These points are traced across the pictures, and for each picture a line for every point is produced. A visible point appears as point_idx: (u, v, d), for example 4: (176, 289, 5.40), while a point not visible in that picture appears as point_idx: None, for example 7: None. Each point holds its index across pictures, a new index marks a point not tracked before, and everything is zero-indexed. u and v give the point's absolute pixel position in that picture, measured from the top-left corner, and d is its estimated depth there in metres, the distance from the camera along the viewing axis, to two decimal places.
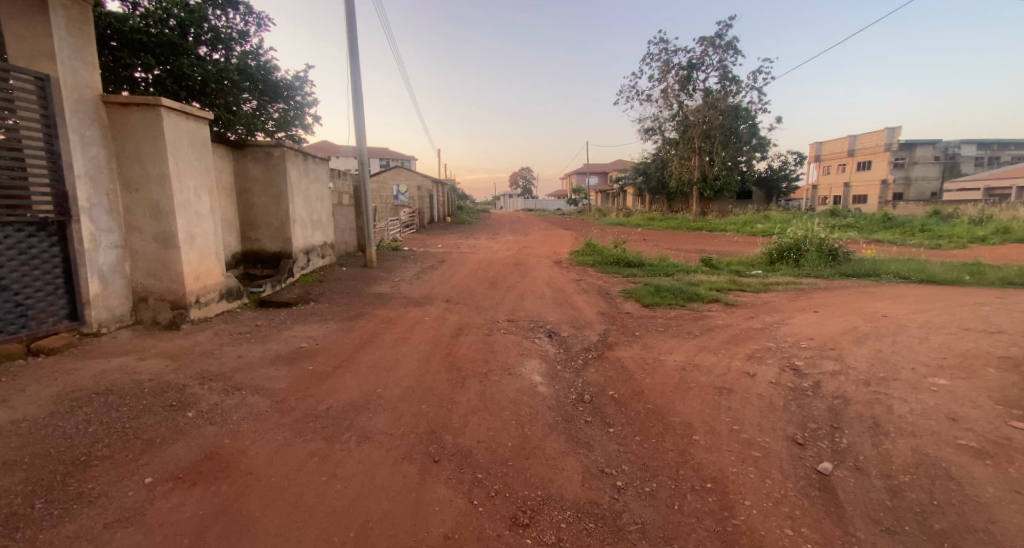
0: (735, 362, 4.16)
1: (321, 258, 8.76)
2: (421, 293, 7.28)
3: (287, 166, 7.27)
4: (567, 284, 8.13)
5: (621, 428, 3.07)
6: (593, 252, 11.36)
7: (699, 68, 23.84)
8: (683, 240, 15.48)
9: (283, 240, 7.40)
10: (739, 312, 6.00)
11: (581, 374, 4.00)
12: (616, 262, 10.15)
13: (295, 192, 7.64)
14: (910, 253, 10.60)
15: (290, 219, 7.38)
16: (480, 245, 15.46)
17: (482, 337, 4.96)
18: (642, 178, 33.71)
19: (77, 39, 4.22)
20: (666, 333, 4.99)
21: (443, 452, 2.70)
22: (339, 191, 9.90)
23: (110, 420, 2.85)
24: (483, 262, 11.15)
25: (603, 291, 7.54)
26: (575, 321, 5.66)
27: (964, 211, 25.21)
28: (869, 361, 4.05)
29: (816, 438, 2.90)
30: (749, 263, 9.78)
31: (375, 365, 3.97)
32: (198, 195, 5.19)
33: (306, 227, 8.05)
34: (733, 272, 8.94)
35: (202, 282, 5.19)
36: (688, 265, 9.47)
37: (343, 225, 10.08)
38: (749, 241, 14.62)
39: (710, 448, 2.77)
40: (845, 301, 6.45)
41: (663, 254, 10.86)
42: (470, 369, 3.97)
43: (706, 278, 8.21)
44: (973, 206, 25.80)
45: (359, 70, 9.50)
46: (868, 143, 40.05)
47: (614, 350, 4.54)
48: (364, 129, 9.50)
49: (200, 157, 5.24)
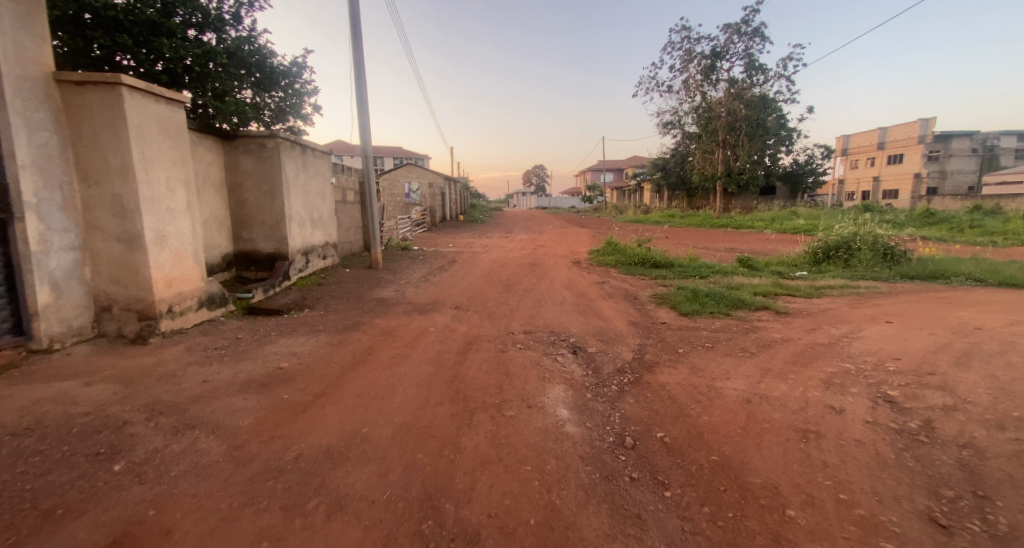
0: (812, 391, 3.33)
1: (323, 259, 8.10)
2: (428, 299, 6.57)
3: (282, 159, 6.68)
4: (589, 288, 7.30)
5: (682, 493, 2.28)
6: (616, 251, 10.51)
7: (724, 57, 22.63)
8: (710, 238, 14.50)
9: (277, 240, 6.77)
10: (796, 322, 5.14)
11: (618, 407, 3.22)
12: (642, 263, 9.29)
13: (292, 188, 7.01)
14: (972, 252, 9.49)
15: (286, 217, 6.74)
16: (494, 243, 14.76)
17: (495, 353, 4.22)
18: (660, 173, 32.46)
19: (20, 6, 3.58)
20: (716, 351, 4.17)
21: (441, 535, 1.94)
22: (344, 187, 9.27)
23: (8, 479, 2.18)
24: (496, 263, 10.40)
25: (631, 296, 6.71)
26: (603, 332, 4.86)
27: (1004, 206, 23.64)
28: (989, 395, 3.20)
29: (961, 516, 2.08)
30: (791, 264, 8.84)
31: (365, 394, 3.24)
32: (172, 189, 4.55)
33: (304, 226, 7.40)
34: (776, 273, 8.04)
35: (177, 289, 4.54)
36: (723, 266, 8.58)
37: (347, 224, 9.44)
38: (782, 239, 13.55)
39: (816, 532, 1.97)
40: (920, 308, 5.52)
41: (693, 253, 9.96)
42: (480, 399, 3.21)
43: (747, 281, 7.32)
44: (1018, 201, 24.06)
45: (363, 58, 8.81)
46: (900, 135, 38.11)
47: (656, 373, 3.74)
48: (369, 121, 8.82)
49: (175, 147, 4.61)
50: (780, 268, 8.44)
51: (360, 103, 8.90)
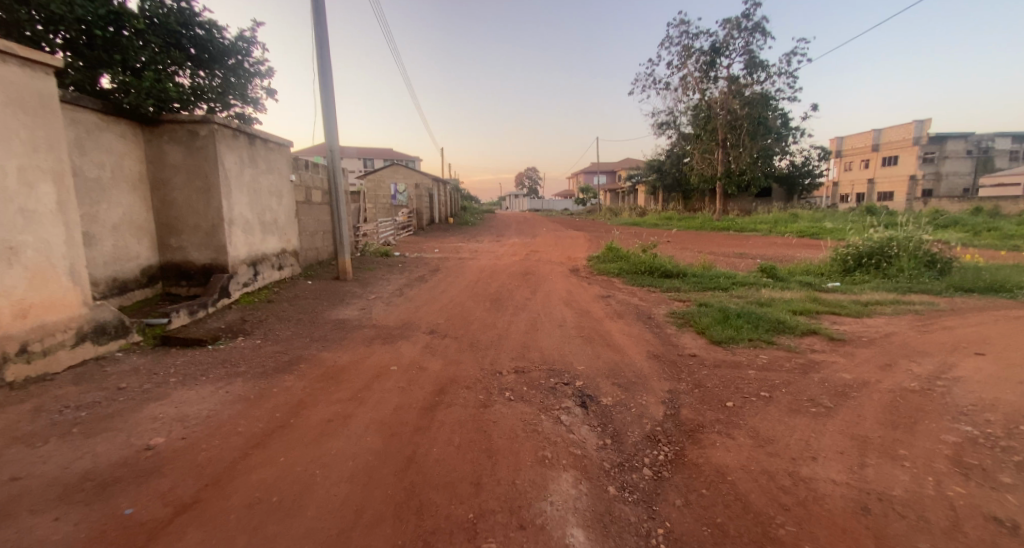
0: (948, 483, 2.20)
1: (278, 270, 6.87)
2: (399, 320, 5.38)
3: (220, 150, 5.47)
4: (592, 304, 6.16)
5: None
6: (619, 259, 9.43)
7: (725, 53, 21.70)
8: (716, 243, 13.50)
9: (214, 249, 5.55)
10: (861, 354, 4.05)
11: (660, 519, 2.05)
12: (650, 272, 8.20)
13: (233, 185, 5.78)
14: (1015, 259, 8.51)
15: (224, 220, 5.52)
16: (485, 248, 13.63)
17: (475, 408, 3.05)
18: (656, 175, 31.60)
19: None
20: (777, 405, 3.03)
21: None
22: (308, 186, 8.03)
23: None
24: (484, 271, 9.25)
25: (645, 315, 5.58)
26: (618, 372, 3.72)
27: (1006, 209, 23.00)
28: None
29: None
30: (818, 273, 7.80)
31: (259, 504, 2.03)
32: (30, 183, 3.33)
33: (251, 230, 6.17)
34: (806, 285, 6.98)
35: (37, 320, 3.33)
36: (743, 276, 7.53)
37: (313, 228, 8.21)
38: (794, 244, 12.58)
39: None
40: (1007, 332, 4.44)
41: (705, 261, 8.90)
42: (444, 509, 2.02)
43: (778, 296, 6.24)
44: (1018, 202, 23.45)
45: (326, 34, 7.59)
46: (896, 137, 37.64)
47: (704, 448, 2.60)
48: (334, 106, 7.60)
49: (38, 129, 3.40)
50: (808, 279, 7.39)
51: (326, 87, 7.66)
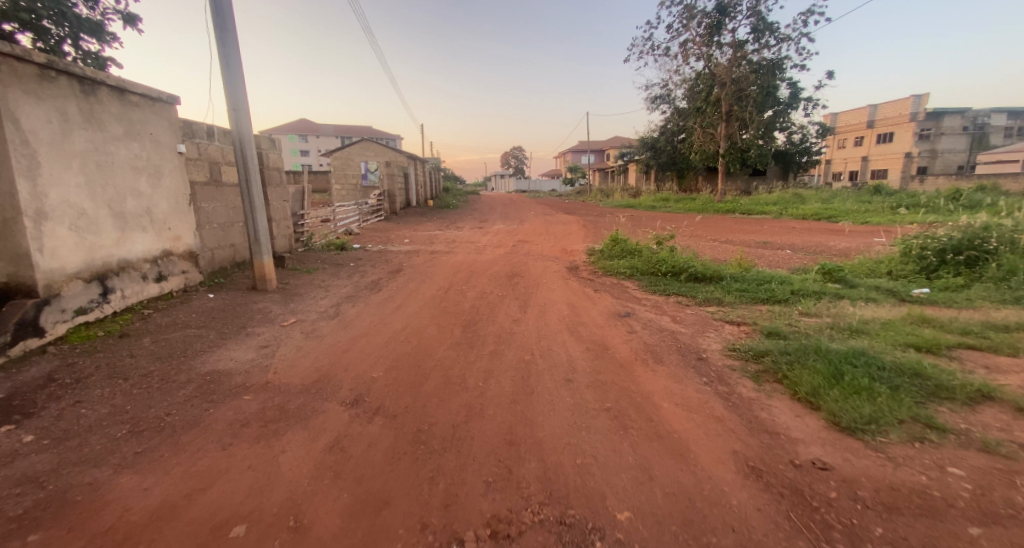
0: None
1: (152, 282, 4.77)
2: (310, 373, 3.39)
3: (10, 99, 3.37)
4: (608, 332, 4.22)
5: None
6: (628, 255, 7.55)
7: (731, 14, 19.57)
8: (731, 230, 11.73)
9: (10, 260, 3.48)
10: None
11: None
12: (674, 273, 6.31)
13: (49, 156, 3.65)
14: None
15: (21, 213, 3.42)
16: (464, 238, 11.60)
17: None
18: (649, 153, 29.68)
19: None
20: None
21: None
22: (213, 160, 5.88)
23: None
24: (459, 271, 7.24)
25: (693, 355, 3.68)
26: (703, 535, 1.80)
27: (1004, 185, 22.08)
28: None
29: None
30: (892, 276, 6.02)
31: None
32: None
33: (94, 227, 4.07)
34: (891, 295, 5.17)
35: None
36: (798, 280, 5.69)
37: (224, 219, 6.08)
38: (821, 231, 10.89)
39: None
40: None
41: (739, 257, 7.03)
42: None
43: (870, 316, 4.39)
44: (1017, 179, 22.47)
45: None
46: (893, 113, 36.28)
47: None
48: (236, 37, 5.29)
49: None
50: (887, 284, 5.58)
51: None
